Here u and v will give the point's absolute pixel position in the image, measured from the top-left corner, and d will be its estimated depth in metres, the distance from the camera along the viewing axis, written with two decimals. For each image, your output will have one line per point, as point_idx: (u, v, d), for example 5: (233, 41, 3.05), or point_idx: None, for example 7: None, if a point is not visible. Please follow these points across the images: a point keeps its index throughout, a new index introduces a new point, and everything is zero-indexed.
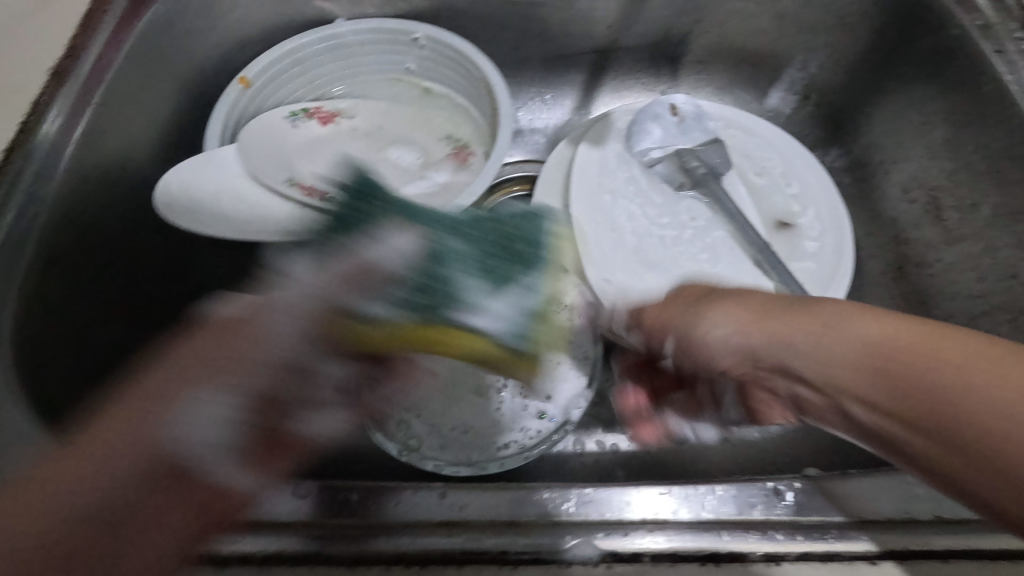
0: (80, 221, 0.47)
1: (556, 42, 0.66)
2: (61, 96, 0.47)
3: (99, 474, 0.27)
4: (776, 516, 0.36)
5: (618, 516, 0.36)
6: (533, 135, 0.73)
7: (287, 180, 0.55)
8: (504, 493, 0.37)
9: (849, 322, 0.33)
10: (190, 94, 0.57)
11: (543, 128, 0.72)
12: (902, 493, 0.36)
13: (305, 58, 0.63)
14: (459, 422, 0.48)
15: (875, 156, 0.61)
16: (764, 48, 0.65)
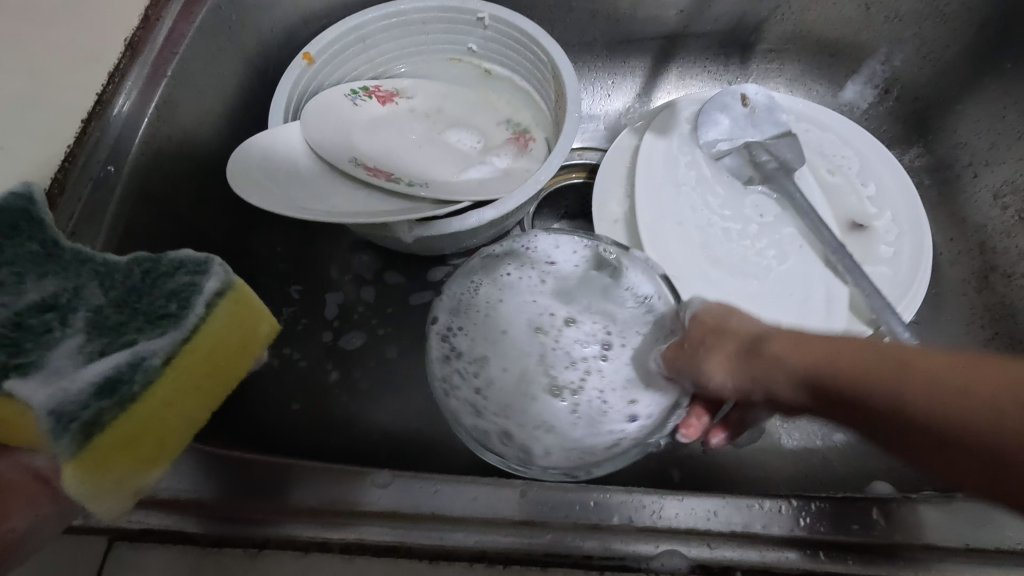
0: (153, 193, 0.47)
1: (624, 25, 0.64)
2: (136, 66, 0.47)
3: None
4: (856, 535, 0.36)
5: (697, 526, 0.36)
6: (592, 123, 0.70)
7: (351, 160, 0.55)
8: (590, 494, 0.37)
9: (864, 377, 0.28)
10: (255, 69, 0.57)
11: (603, 115, 0.70)
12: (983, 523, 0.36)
13: (367, 35, 0.62)
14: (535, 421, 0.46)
15: (960, 158, 0.58)
16: (845, 38, 0.62)
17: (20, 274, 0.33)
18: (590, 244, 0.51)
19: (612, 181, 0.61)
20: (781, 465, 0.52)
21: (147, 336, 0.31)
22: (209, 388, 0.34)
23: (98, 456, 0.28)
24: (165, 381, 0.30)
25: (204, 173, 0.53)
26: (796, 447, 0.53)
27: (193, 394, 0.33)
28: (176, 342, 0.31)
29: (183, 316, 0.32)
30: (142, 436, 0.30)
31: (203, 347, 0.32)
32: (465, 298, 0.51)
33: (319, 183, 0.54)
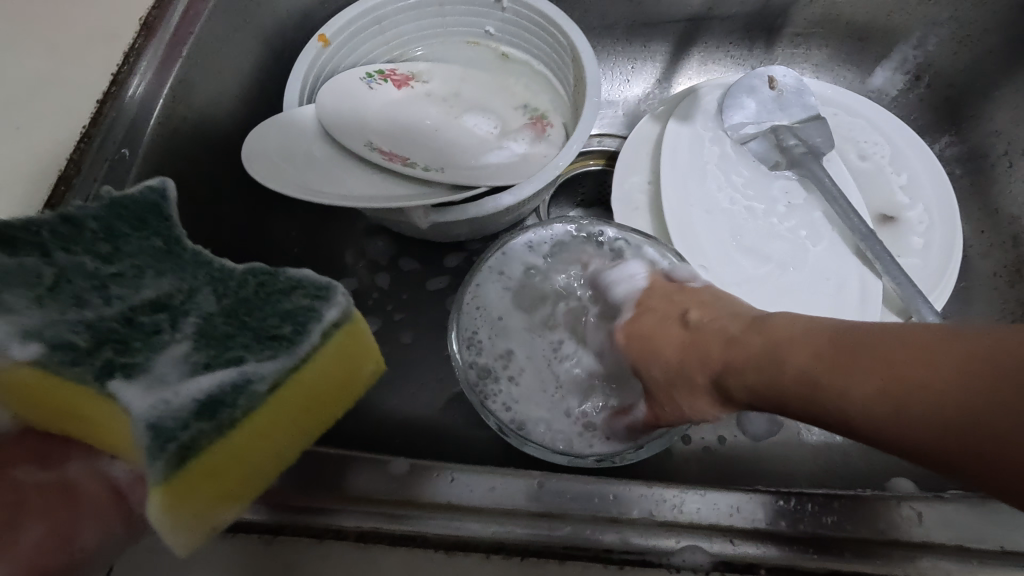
0: (168, 175, 0.47)
1: (647, 7, 0.62)
2: (152, 47, 0.46)
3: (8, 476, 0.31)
4: (882, 535, 0.35)
5: (720, 521, 0.36)
6: (611, 108, 0.69)
7: (366, 144, 0.54)
8: (609, 487, 0.37)
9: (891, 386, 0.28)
10: (271, 50, 0.56)
11: (622, 101, 0.69)
12: (1014, 525, 0.35)
13: (384, 17, 0.61)
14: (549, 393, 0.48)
15: (995, 147, 0.56)
16: (877, 21, 0.60)
17: (139, 270, 0.34)
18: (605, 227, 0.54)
19: (633, 167, 0.59)
20: (802, 459, 0.51)
21: (257, 355, 0.29)
22: (299, 422, 0.32)
23: (191, 482, 0.27)
24: (262, 409, 0.29)
25: (219, 156, 0.52)
26: (817, 442, 0.51)
27: (289, 426, 0.32)
28: (284, 370, 0.29)
29: (298, 341, 0.30)
30: (229, 467, 0.29)
31: (301, 385, 0.30)
32: (487, 283, 0.51)
33: (333, 166, 0.53)
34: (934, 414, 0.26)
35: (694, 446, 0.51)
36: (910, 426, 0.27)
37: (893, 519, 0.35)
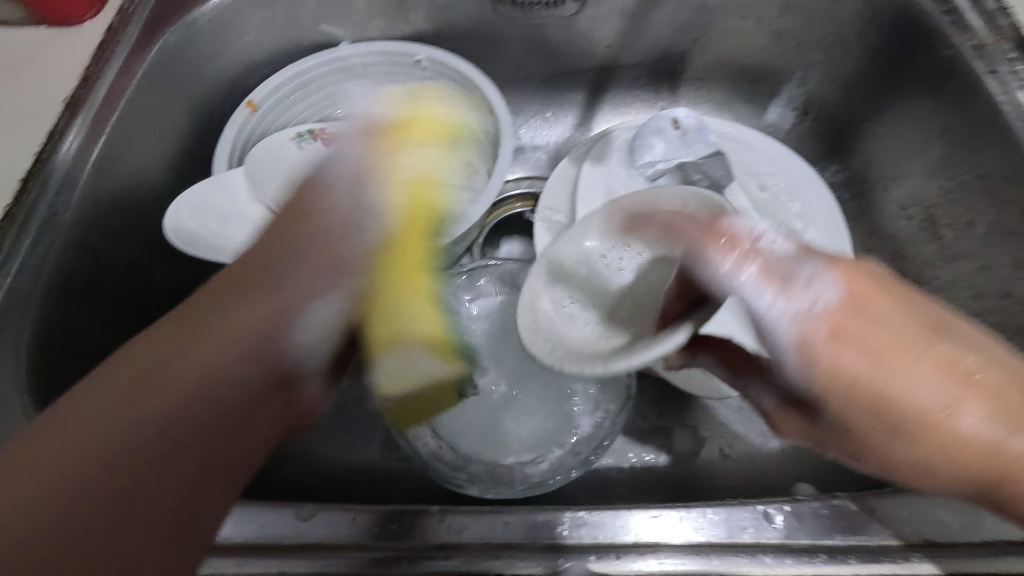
0: (95, 242, 0.49)
1: (558, 60, 0.68)
2: (76, 124, 0.49)
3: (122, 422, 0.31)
4: (768, 539, 0.33)
5: (615, 540, 0.33)
6: (535, 152, 0.74)
7: (293, 203, 0.57)
8: (511, 514, 0.35)
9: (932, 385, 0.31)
10: (201, 118, 0.60)
11: (546, 144, 0.73)
12: (900, 515, 0.34)
13: (311, 80, 0.64)
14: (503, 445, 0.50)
15: (873, 173, 0.60)
16: (764, 64, 0.66)
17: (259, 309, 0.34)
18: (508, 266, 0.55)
19: (555, 208, 0.63)
20: (723, 474, 0.52)
21: None
22: None
23: None
24: None
25: (150, 220, 0.54)
26: (738, 457, 0.53)
27: None
28: None
29: None
30: None
31: None
32: None
33: (260, 226, 0.55)
34: (984, 424, 0.31)
35: (625, 467, 0.53)
36: (957, 437, 0.31)
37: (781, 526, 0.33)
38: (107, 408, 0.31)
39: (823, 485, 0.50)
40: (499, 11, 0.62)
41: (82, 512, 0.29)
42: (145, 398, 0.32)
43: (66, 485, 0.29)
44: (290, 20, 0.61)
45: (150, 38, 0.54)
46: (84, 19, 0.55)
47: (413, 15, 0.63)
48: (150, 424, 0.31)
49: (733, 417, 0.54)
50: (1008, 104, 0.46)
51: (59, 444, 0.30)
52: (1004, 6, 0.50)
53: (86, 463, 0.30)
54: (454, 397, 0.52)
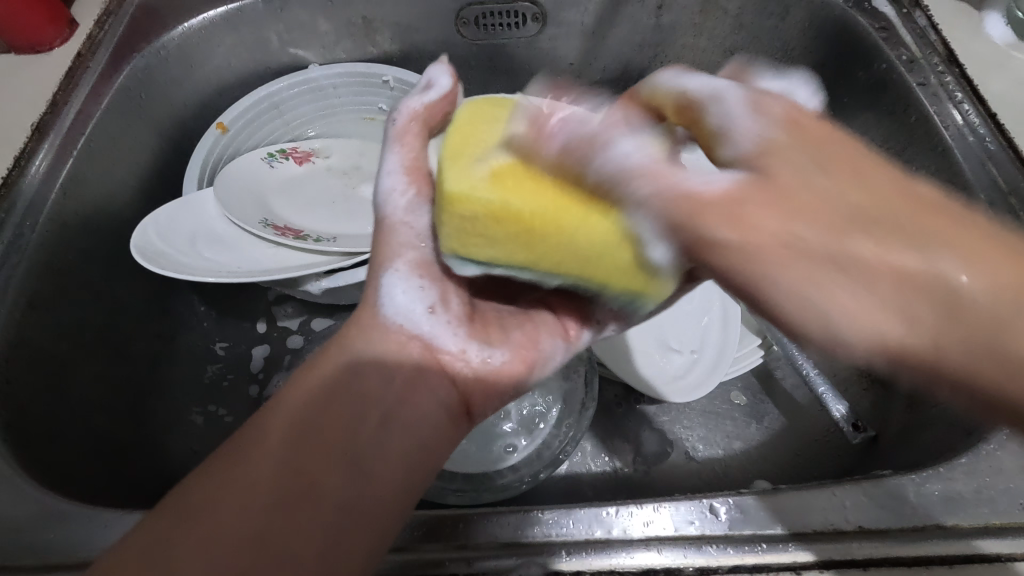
0: (63, 264, 0.49)
1: (523, 79, 0.70)
2: (43, 148, 0.50)
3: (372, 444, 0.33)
4: (713, 531, 0.32)
5: (567, 537, 0.32)
6: None
7: (263, 221, 0.58)
8: (472, 515, 0.33)
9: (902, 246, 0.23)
10: (171, 139, 0.61)
11: None
12: (860, 500, 0.32)
13: (281, 102, 0.66)
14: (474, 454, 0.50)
15: None
16: None
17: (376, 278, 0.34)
18: None
19: None
20: (688, 475, 0.53)
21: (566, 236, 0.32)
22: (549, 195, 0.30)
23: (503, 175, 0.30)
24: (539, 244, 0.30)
25: (117, 239, 0.55)
26: (704, 458, 0.54)
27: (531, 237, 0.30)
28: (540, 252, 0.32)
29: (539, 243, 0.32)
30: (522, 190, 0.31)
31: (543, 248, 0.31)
32: None
33: (229, 244, 0.56)
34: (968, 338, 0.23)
35: (591, 470, 0.53)
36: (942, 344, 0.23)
37: (729, 516, 0.32)
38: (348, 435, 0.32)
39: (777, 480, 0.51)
40: (463, 32, 0.65)
41: (265, 513, 0.29)
42: (288, 435, 0.32)
43: (234, 506, 0.29)
44: (259, 43, 0.63)
45: (119, 62, 0.56)
46: (53, 44, 0.56)
47: (379, 37, 0.65)
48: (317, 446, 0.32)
49: (697, 420, 0.56)
50: (938, 113, 0.49)
51: (250, 465, 0.31)
52: (934, 22, 0.53)
53: (217, 518, 0.29)
54: None
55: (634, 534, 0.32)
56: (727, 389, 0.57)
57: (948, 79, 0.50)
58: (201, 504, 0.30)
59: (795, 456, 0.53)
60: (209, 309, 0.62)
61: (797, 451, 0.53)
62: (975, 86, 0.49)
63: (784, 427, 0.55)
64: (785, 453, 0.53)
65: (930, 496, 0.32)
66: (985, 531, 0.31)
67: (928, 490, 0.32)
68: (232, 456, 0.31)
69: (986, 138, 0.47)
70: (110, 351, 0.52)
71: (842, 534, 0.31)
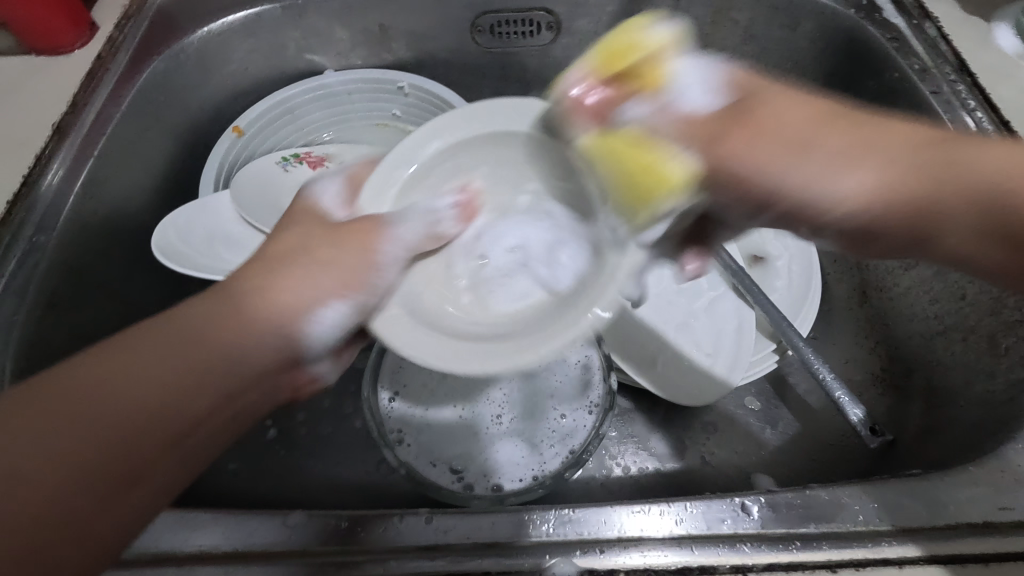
0: (81, 265, 0.49)
1: (535, 87, 0.70)
2: (63, 149, 0.50)
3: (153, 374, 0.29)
4: (745, 530, 0.31)
5: (598, 535, 0.32)
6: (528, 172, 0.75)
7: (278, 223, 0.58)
8: (501, 513, 0.33)
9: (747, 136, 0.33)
10: (186, 142, 0.61)
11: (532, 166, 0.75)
12: (887, 498, 0.32)
13: (296, 107, 0.66)
14: (485, 453, 0.49)
15: None
16: None
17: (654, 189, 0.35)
18: None
19: None
20: (705, 480, 0.53)
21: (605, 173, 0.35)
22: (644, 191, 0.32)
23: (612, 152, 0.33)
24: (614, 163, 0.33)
25: (134, 241, 0.55)
26: (719, 462, 0.54)
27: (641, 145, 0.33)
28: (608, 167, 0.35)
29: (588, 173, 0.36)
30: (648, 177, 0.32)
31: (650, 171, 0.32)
32: (417, 407, 0.51)
33: (246, 247, 0.55)
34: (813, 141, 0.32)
35: (606, 478, 0.53)
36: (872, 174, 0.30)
37: (760, 516, 0.32)
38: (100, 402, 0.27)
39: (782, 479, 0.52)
40: (478, 40, 0.65)
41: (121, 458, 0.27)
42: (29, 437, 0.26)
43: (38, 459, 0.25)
44: (275, 48, 0.63)
45: (137, 64, 0.56)
46: (73, 47, 0.56)
47: (394, 45, 0.65)
48: (127, 413, 0.28)
49: (712, 426, 0.56)
50: (951, 120, 0.49)
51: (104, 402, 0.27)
52: (943, 34, 0.54)
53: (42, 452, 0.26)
54: (448, 418, 0.51)
55: (665, 533, 0.32)
56: (742, 395, 0.57)
57: (959, 88, 0.51)
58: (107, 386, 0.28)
59: (810, 459, 0.52)
60: None
61: (812, 454, 0.53)
62: (987, 95, 0.50)
63: (799, 433, 0.54)
64: (804, 458, 0.53)
65: (954, 495, 0.32)
66: (1015, 529, 0.31)
67: (953, 491, 0.32)
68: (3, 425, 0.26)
69: None
70: None
71: (874, 532, 0.31)
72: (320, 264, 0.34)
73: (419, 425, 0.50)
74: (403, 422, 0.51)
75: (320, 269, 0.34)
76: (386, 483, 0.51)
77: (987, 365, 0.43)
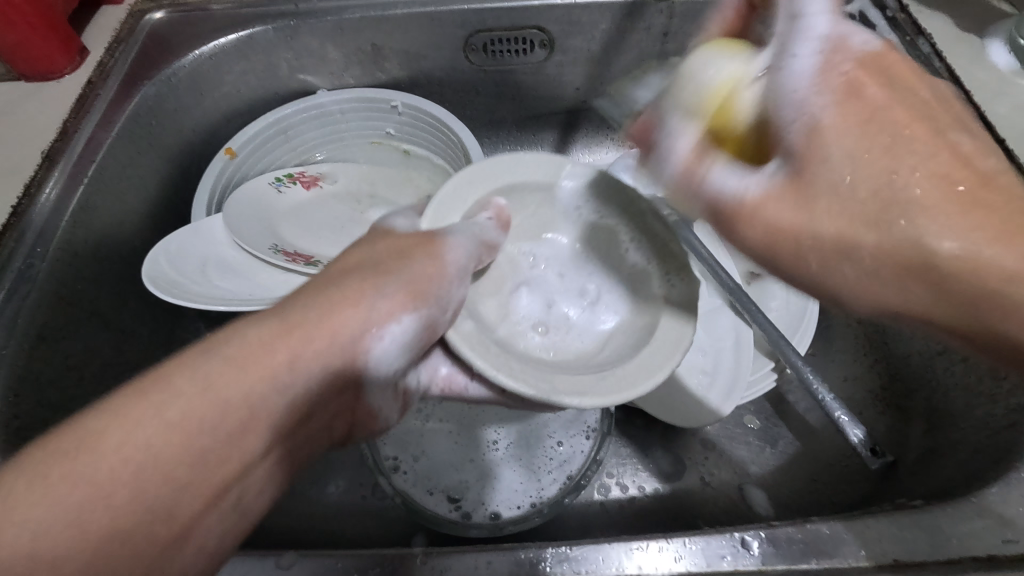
0: (71, 295, 0.49)
1: (529, 104, 0.70)
2: (53, 176, 0.50)
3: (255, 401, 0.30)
4: (746, 567, 0.31)
5: (596, 574, 0.31)
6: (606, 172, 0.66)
7: (272, 248, 0.58)
8: (497, 552, 0.33)
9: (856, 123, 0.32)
10: (179, 164, 0.61)
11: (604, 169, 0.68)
12: (885, 533, 0.32)
13: (290, 126, 0.65)
14: (481, 479, 0.49)
15: None
16: None
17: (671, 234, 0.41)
18: None
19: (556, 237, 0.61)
20: (706, 502, 0.52)
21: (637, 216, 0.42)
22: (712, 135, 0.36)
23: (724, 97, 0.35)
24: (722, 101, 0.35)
25: (125, 268, 0.54)
26: (719, 484, 0.53)
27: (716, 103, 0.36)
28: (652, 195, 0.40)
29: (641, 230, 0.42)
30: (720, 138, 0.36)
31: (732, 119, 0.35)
32: (414, 431, 0.50)
33: (239, 273, 0.55)
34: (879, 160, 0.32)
35: (605, 501, 0.52)
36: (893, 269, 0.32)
37: (761, 551, 0.31)
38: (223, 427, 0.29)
39: (779, 503, 0.51)
40: (471, 59, 0.65)
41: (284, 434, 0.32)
42: (225, 392, 0.29)
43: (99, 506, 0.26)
44: (268, 69, 0.63)
45: (129, 88, 0.56)
46: (64, 72, 0.56)
47: (387, 64, 0.65)
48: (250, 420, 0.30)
49: (710, 446, 0.55)
50: None
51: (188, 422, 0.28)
52: (937, 50, 0.54)
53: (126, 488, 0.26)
54: (444, 440, 0.50)
55: (665, 571, 0.31)
56: (740, 413, 0.57)
57: (954, 106, 0.51)
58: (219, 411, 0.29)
59: (810, 482, 0.52)
60: None
61: (814, 478, 0.52)
62: (982, 112, 0.50)
63: (798, 452, 0.54)
64: (803, 481, 0.52)
65: (954, 530, 0.32)
66: (1020, 563, 0.30)
67: (954, 527, 0.32)
68: (84, 437, 0.26)
69: None
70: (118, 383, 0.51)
71: (876, 567, 0.31)
72: (385, 294, 0.37)
73: (415, 451, 0.49)
74: (400, 446, 0.50)
75: (378, 279, 0.37)
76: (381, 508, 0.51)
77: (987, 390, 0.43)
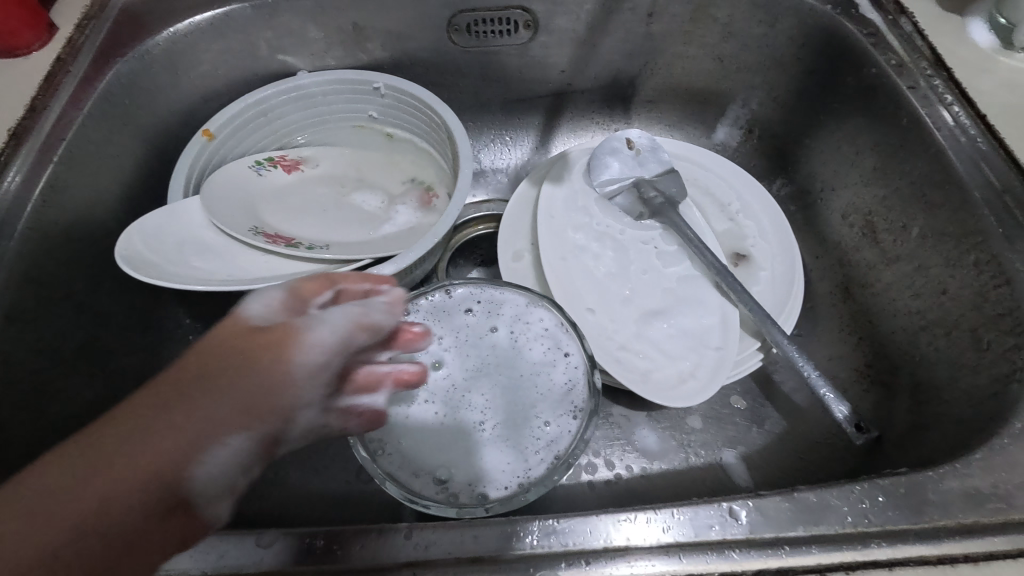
0: (42, 276, 0.47)
1: (515, 86, 0.69)
2: (21, 155, 0.48)
3: (171, 437, 0.28)
4: (734, 536, 0.31)
5: (583, 546, 0.31)
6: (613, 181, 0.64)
7: (253, 229, 0.56)
8: (482, 526, 0.32)
9: None
10: (154, 145, 0.59)
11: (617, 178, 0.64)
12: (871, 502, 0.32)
13: (270, 108, 0.64)
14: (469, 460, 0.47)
15: (816, 185, 0.62)
16: (709, 88, 0.68)
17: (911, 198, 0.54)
18: (516, 293, 0.55)
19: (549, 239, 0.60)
20: (693, 481, 0.52)
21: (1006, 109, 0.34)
22: None
23: None
24: None
25: (99, 249, 0.52)
26: (703, 464, 0.53)
27: None
28: None
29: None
30: None
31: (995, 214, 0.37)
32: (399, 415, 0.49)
33: (218, 254, 0.54)
34: None
35: (592, 481, 0.52)
36: None
37: (750, 519, 0.31)
38: (142, 456, 0.27)
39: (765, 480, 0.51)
40: (455, 40, 0.64)
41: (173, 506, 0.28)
42: (170, 444, 0.28)
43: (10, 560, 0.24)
44: (246, 49, 0.61)
45: (101, 66, 0.54)
46: (32, 48, 0.54)
47: (370, 44, 0.64)
48: (178, 461, 0.28)
49: (697, 427, 0.55)
50: (930, 116, 0.49)
51: (152, 447, 0.27)
52: (920, 29, 0.54)
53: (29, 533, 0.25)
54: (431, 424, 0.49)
55: (653, 542, 0.31)
56: (727, 394, 0.57)
57: (937, 83, 0.51)
58: (143, 442, 0.28)
59: (795, 456, 0.52)
60: (195, 322, 0.60)
61: (798, 453, 0.52)
62: (964, 89, 0.50)
63: (785, 431, 0.54)
64: (790, 456, 0.52)
65: (932, 497, 0.32)
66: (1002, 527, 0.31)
67: (933, 492, 0.32)
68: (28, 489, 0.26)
69: (978, 139, 0.47)
70: (91, 368, 0.50)
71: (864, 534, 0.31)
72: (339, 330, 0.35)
73: (399, 434, 0.48)
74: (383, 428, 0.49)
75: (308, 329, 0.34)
76: (366, 491, 0.52)
77: (970, 360, 0.44)
